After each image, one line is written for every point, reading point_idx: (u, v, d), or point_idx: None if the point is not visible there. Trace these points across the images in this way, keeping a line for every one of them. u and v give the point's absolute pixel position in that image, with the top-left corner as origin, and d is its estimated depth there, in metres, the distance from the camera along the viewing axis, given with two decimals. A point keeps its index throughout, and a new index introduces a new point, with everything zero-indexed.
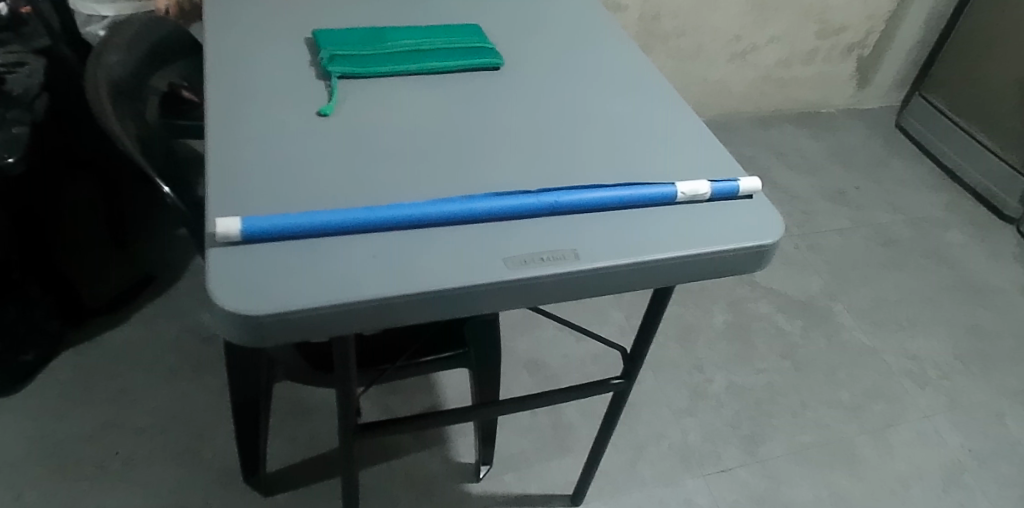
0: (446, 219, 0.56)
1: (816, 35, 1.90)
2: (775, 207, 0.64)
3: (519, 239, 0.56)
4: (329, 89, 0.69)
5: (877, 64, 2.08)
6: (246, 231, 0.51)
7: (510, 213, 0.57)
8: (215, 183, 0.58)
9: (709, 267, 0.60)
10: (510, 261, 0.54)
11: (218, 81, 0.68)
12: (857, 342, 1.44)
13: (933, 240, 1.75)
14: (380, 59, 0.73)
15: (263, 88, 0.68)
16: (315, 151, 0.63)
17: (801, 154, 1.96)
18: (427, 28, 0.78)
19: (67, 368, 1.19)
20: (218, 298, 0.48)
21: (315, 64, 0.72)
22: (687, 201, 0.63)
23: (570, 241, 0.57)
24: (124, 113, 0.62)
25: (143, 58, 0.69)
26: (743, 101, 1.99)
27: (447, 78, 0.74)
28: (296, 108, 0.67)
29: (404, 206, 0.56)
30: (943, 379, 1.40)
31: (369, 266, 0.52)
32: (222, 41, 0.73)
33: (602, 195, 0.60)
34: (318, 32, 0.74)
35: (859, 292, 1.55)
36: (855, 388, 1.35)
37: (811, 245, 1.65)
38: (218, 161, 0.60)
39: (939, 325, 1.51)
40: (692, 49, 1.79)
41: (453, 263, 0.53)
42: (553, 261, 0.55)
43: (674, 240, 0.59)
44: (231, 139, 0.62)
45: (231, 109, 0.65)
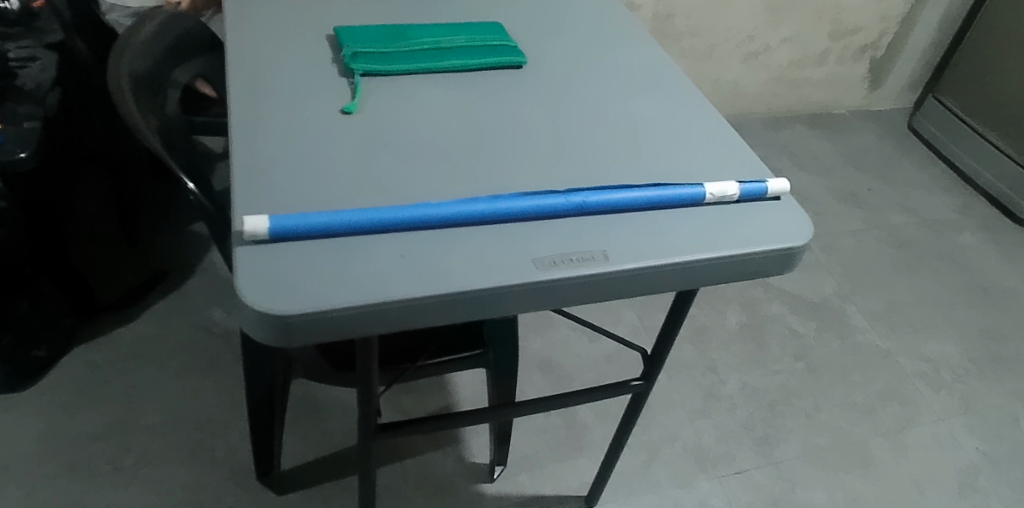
0: (474, 219, 0.55)
1: (829, 36, 1.89)
2: (803, 210, 0.63)
3: (547, 239, 0.56)
4: (352, 87, 0.69)
5: (890, 65, 2.07)
6: (274, 229, 0.50)
7: (538, 213, 0.57)
8: (240, 181, 0.57)
9: (738, 269, 0.59)
10: (539, 262, 0.54)
11: (240, 78, 0.67)
12: (871, 344, 1.43)
13: (947, 242, 1.74)
14: (403, 56, 0.72)
15: (286, 86, 0.68)
16: (339, 149, 0.62)
17: (814, 155, 1.95)
18: (449, 25, 0.77)
19: (79, 364, 1.18)
20: (246, 297, 0.48)
21: (337, 61, 0.72)
22: (715, 202, 0.62)
23: (599, 242, 0.56)
24: (148, 108, 0.61)
25: (165, 53, 0.68)
26: (755, 101, 1.98)
27: (469, 76, 0.73)
28: (319, 106, 0.66)
29: (431, 206, 0.55)
30: (958, 382, 1.39)
31: (397, 266, 0.51)
32: (244, 37, 0.72)
33: (630, 195, 0.59)
34: (339, 29, 0.73)
35: (872, 294, 1.54)
36: (870, 390, 1.34)
37: (824, 247, 1.64)
38: (243, 160, 0.59)
39: (953, 328, 1.50)
40: (705, 49, 1.78)
41: (481, 264, 0.53)
42: (582, 262, 0.54)
43: (703, 242, 0.58)
44: (255, 138, 0.62)
45: (254, 107, 0.65)
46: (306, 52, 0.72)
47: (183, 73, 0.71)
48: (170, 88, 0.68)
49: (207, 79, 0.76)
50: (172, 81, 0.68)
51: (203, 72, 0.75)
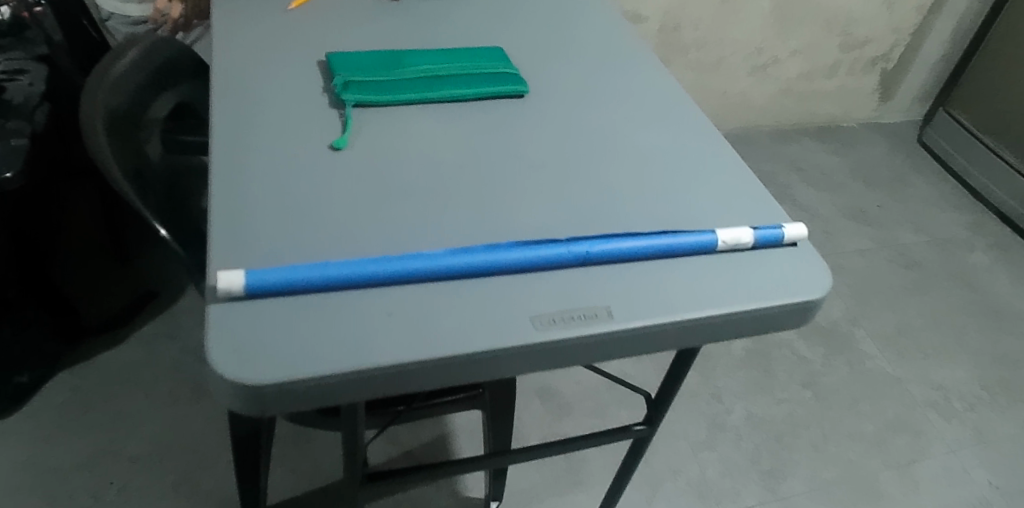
0: (469, 270, 0.51)
1: (839, 48, 1.84)
2: (822, 258, 0.59)
3: (546, 293, 0.52)
4: (343, 119, 0.65)
5: (900, 78, 2.02)
6: (249, 285, 0.47)
7: (536, 263, 0.53)
8: (219, 226, 0.54)
9: (752, 324, 0.55)
10: (537, 321, 0.50)
11: (225, 109, 0.64)
12: (881, 371, 1.39)
13: (958, 262, 1.69)
14: (397, 85, 0.68)
15: (273, 118, 0.64)
16: (327, 188, 0.58)
17: (822, 171, 1.91)
18: (446, 51, 0.73)
19: (63, 390, 1.15)
20: (217, 363, 0.44)
21: (328, 90, 0.68)
22: (727, 250, 0.58)
23: (602, 296, 0.52)
24: (122, 148, 0.57)
25: (144, 84, 0.64)
26: (762, 114, 1.94)
27: (469, 106, 0.70)
28: (307, 140, 0.62)
29: (421, 257, 0.51)
30: (969, 411, 1.35)
31: (382, 326, 0.48)
32: (231, 64, 0.69)
33: (636, 243, 0.55)
34: (331, 55, 0.69)
35: (881, 317, 1.50)
36: (879, 419, 1.30)
37: (832, 267, 1.60)
38: (222, 202, 0.55)
39: (965, 354, 1.46)
40: (713, 61, 1.73)
41: (474, 322, 0.49)
42: (584, 319, 0.50)
43: (714, 296, 0.54)
44: (237, 176, 0.58)
45: (238, 142, 0.61)
46: (296, 80, 0.68)
47: (163, 103, 0.67)
48: (149, 123, 0.64)
49: (189, 108, 0.72)
50: (150, 114, 0.65)
51: (186, 100, 0.71)
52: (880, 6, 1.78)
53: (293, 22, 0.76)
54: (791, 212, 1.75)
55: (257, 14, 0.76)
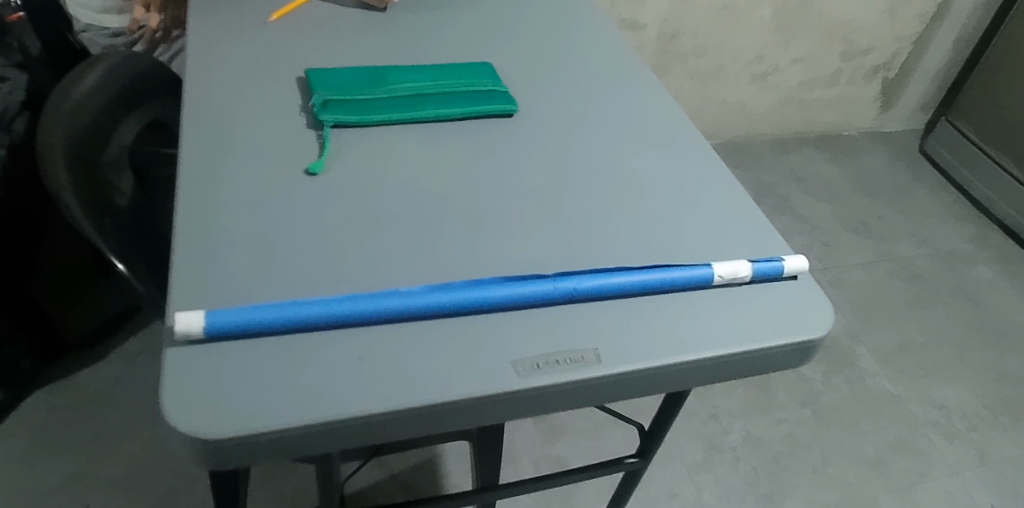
0: (447, 310, 0.48)
1: (840, 57, 1.80)
2: (823, 294, 0.56)
3: (530, 334, 0.49)
4: (321, 141, 0.61)
5: (902, 87, 1.98)
6: (210, 327, 0.44)
7: (520, 302, 0.50)
8: (181, 259, 0.50)
9: (749, 365, 0.52)
10: (519, 366, 0.47)
11: (196, 129, 0.60)
12: (881, 389, 1.36)
13: (960, 276, 1.66)
14: (378, 104, 0.65)
15: (246, 139, 0.61)
16: (302, 217, 0.55)
17: (822, 181, 1.87)
18: (432, 68, 0.70)
19: (40, 410, 1.13)
20: (171, 414, 0.41)
21: (306, 109, 0.65)
22: (724, 284, 0.55)
23: (589, 337, 0.49)
24: (85, 182, 0.55)
25: (113, 105, 0.61)
26: (762, 123, 1.90)
27: (454, 127, 0.66)
28: (281, 163, 0.59)
29: (397, 295, 0.48)
30: (972, 431, 1.32)
31: (352, 372, 0.45)
32: (204, 81, 0.65)
33: (627, 278, 0.52)
34: (310, 72, 0.66)
35: (882, 333, 1.47)
36: (880, 440, 1.27)
37: (833, 281, 1.57)
38: (188, 232, 0.52)
39: (967, 371, 1.43)
40: (712, 69, 1.69)
41: (451, 367, 0.46)
42: (570, 364, 0.47)
43: (709, 337, 0.51)
44: (205, 203, 0.55)
45: (208, 165, 0.58)
46: (272, 98, 0.65)
47: (130, 125, 0.64)
48: (113, 146, 0.61)
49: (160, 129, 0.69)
50: (115, 139, 0.62)
51: (160, 115, 0.68)
52: (882, 13, 1.74)
53: (272, 36, 0.73)
54: (791, 225, 1.72)
55: (233, 27, 0.73)
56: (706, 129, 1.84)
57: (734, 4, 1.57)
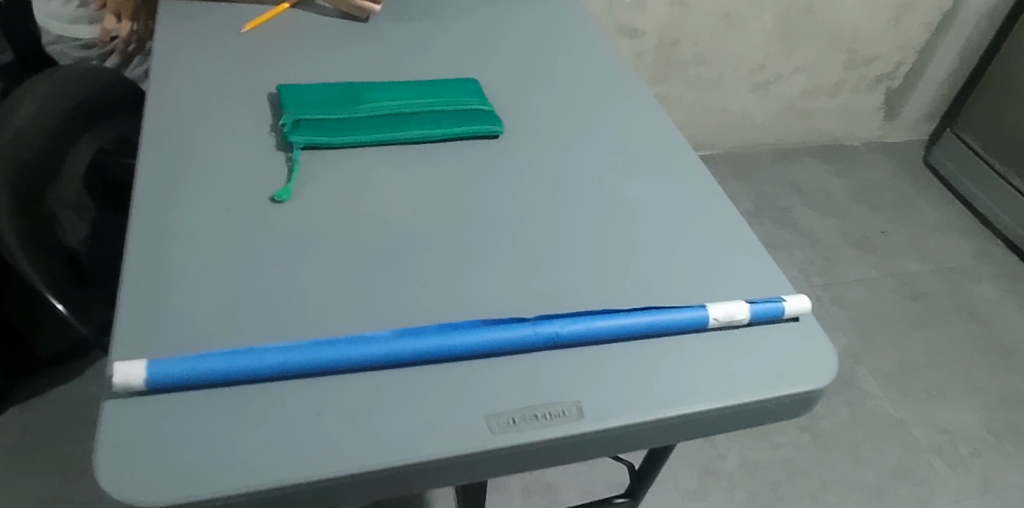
0: (417, 357, 0.44)
1: (844, 66, 1.75)
2: (827, 337, 0.52)
3: (506, 384, 0.45)
4: (290, 164, 0.58)
5: (906, 97, 1.93)
6: (152, 379, 0.40)
7: (496, 348, 0.46)
8: (128, 297, 0.46)
9: (746, 417, 0.48)
10: (493, 421, 0.43)
11: (155, 152, 0.57)
12: (883, 413, 1.32)
13: (964, 294, 1.62)
14: (353, 124, 0.61)
15: (209, 163, 0.57)
16: (265, 248, 0.51)
17: (824, 194, 1.83)
18: (412, 85, 0.66)
19: (14, 428, 1.09)
20: (103, 478, 0.37)
21: (277, 130, 0.61)
22: (720, 327, 0.51)
23: (572, 387, 0.45)
24: (29, 210, 0.57)
25: (59, 128, 0.62)
26: (764, 133, 1.85)
27: (434, 149, 0.62)
28: (246, 190, 0.55)
29: (362, 342, 0.44)
30: (975, 457, 1.28)
31: (307, 430, 0.41)
32: (169, 99, 0.62)
33: (614, 321, 0.48)
34: (282, 88, 0.63)
35: (884, 354, 1.43)
36: (881, 467, 1.23)
37: (834, 298, 1.54)
38: (137, 266, 0.48)
39: (971, 393, 1.39)
40: (713, 78, 1.64)
41: (418, 424, 0.42)
42: (549, 419, 0.43)
43: (702, 387, 0.47)
44: (160, 234, 0.51)
45: (166, 191, 0.54)
46: (240, 118, 0.61)
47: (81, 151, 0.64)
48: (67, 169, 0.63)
49: (127, 142, 0.71)
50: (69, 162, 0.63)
51: (115, 135, 0.69)
52: (886, 23, 1.69)
53: (244, 49, 0.69)
54: (792, 239, 1.68)
55: (203, 40, 0.69)
56: (706, 138, 1.80)
57: (736, 11, 1.51)
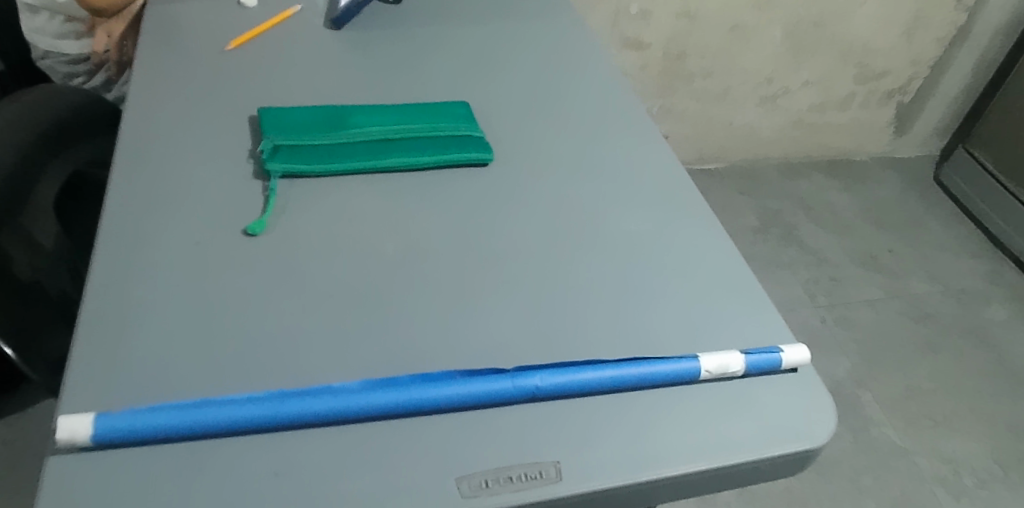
0: (388, 412, 0.42)
1: (854, 80, 1.71)
2: (826, 390, 0.49)
3: (480, 442, 0.42)
4: (266, 194, 0.55)
5: (917, 112, 1.89)
6: (99, 434, 0.38)
7: (471, 401, 0.43)
8: (85, 337, 0.44)
9: (737, 478, 0.45)
10: (464, 483, 0.40)
11: (125, 179, 0.54)
12: (886, 440, 1.29)
13: (973, 317, 1.58)
14: (334, 151, 0.59)
15: (181, 191, 0.55)
16: (234, 285, 0.49)
17: (832, 210, 1.80)
18: (399, 109, 0.64)
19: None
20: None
21: (256, 155, 0.59)
22: (713, 379, 0.48)
23: (551, 445, 0.43)
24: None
25: (39, 144, 0.62)
26: (771, 147, 1.82)
27: (419, 177, 0.60)
28: (219, 221, 0.53)
29: (328, 394, 0.42)
30: (980, 488, 1.25)
31: (264, 491, 0.38)
32: (146, 121, 0.60)
33: (599, 373, 0.46)
34: (264, 111, 0.61)
35: (889, 378, 1.40)
36: (883, 497, 1.21)
37: (839, 319, 1.51)
38: (97, 302, 0.46)
39: (978, 422, 1.35)
40: (719, 91, 1.61)
41: (383, 486, 0.39)
42: (525, 481, 0.41)
43: (690, 447, 0.44)
44: (123, 268, 0.48)
45: (132, 222, 0.52)
46: (217, 143, 0.59)
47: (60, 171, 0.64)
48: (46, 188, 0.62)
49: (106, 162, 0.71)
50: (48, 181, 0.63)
51: (94, 156, 0.69)
52: (898, 36, 1.65)
53: (228, 68, 0.67)
54: (797, 257, 1.65)
55: (187, 59, 0.67)
56: (712, 151, 1.76)
57: (744, 24, 1.48)
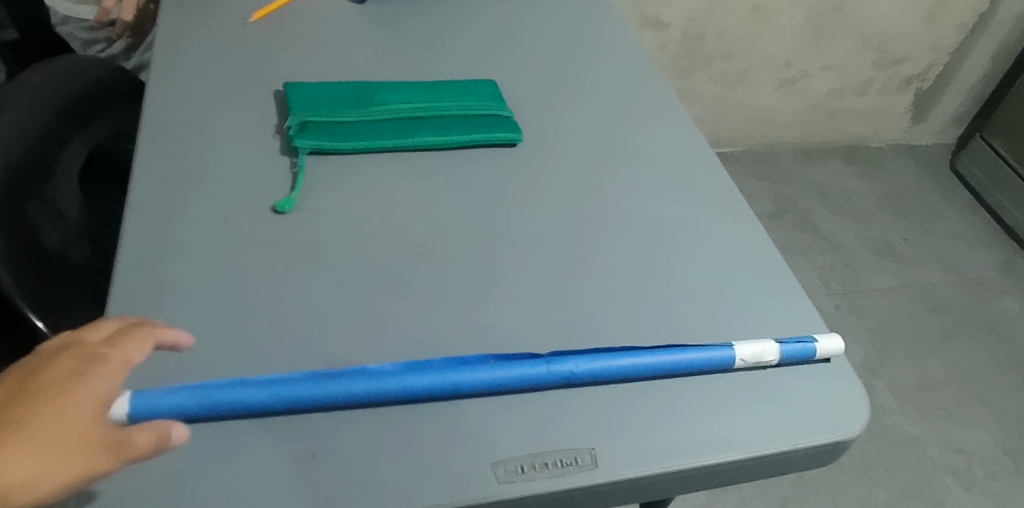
0: (422, 395, 0.42)
1: (873, 65, 1.69)
2: (859, 382, 0.49)
3: (514, 428, 0.42)
4: (294, 171, 0.54)
5: (936, 99, 1.86)
6: (137, 412, 0.38)
7: (505, 387, 0.43)
8: (116, 313, 0.43)
9: (769, 468, 0.45)
10: (499, 468, 0.40)
11: (152, 153, 0.54)
12: (898, 429, 1.29)
13: (987, 308, 1.57)
14: (360, 128, 0.58)
15: (207, 167, 0.54)
16: (261, 265, 0.48)
17: (847, 196, 1.78)
18: (425, 85, 0.63)
19: None
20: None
21: (282, 131, 0.58)
22: (747, 368, 0.48)
23: (586, 432, 0.42)
24: (22, 188, 0.56)
25: (62, 111, 0.62)
26: (788, 131, 1.80)
27: (446, 156, 0.59)
28: (247, 198, 0.52)
29: (362, 376, 0.41)
30: (991, 479, 1.25)
31: (299, 472, 0.38)
32: (170, 94, 0.59)
33: (632, 360, 0.45)
34: (289, 86, 0.60)
35: (902, 367, 1.40)
36: (894, 486, 1.21)
37: (852, 307, 1.50)
38: (126, 277, 0.46)
39: (989, 412, 1.35)
40: (738, 73, 1.58)
41: (418, 471, 0.39)
42: (560, 468, 0.41)
43: (725, 436, 0.44)
44: (152, 242, 0.48)
45: (159, 196, 0.51)
46: (243, 117, 0.58)
47: (81, 142, 0.64)
48: (66, 157, 0.62)
49: (126, 135, 0.71)
50: (69, 150, 0.62)
51: (114, 130, 0.69)
52: (920, 21, 1.62)
53: (251, 41, 0.66)
54: (812, 243, 1.64)
55: (210, 31, 0.66)
56: (727, 134, 1.74)
57: (765, 5, 1.46)
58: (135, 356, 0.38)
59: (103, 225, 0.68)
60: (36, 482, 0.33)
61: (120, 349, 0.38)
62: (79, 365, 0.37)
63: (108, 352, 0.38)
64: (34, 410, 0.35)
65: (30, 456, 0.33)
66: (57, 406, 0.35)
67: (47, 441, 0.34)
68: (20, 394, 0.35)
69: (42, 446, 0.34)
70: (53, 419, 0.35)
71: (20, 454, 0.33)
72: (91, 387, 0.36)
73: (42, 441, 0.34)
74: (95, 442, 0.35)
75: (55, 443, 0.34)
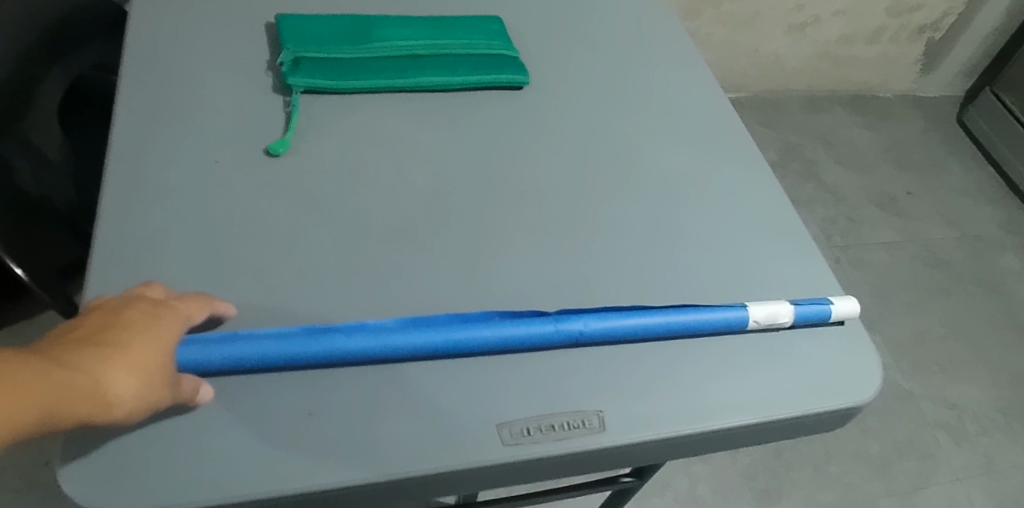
0: (423, 353, 0.40)
1: (886, 12, 1.63)
2: (872, 346, 0.47)
3: (520, 388, 0.40)
4: (288, 110, 0.51)
5: (947, 49, 1.81)
6: None
7: (511, 345, 0.41)
8: (99, 260, 0.41)
9: (780, 432, 0.44)
10: (505, 430, 0.39)
11: (136, 88, 0.51)
12: (893, 383, 1.30)
13: (987, 264, 1.56)
14: (358, 65, 0.54)
15: (195, 103, 0.51)
16: (254, 213, 0.45)
17: (852, 147, 1.75)
18: (427, 20, 0.59)
19: None
20: (66, 479, 0.34)
21: (276, 67, 0.54)
22: (760, 329, 0.46)
23: (594, 393, 0.41)
24: None
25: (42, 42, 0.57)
26: (795, 78, 1.75)
27: (450, 98, 0.56)
28: (239, 138, 0.49)
29: (361, 331, 0.39)
30: (981, 434, 1.26)
31: (296, 430, 0.37)
32: (154, 24, 0.55)
33: (642, 321, 0.43)
34: (282, 18, 0.56)
35: (899, 321, 1.39)
36: (887, 439, 1.22)
37: (852, 260, 1.48)
38: (109, 223, 0.43)
39: (983, 368, 1.35)
40: (748, 15, 1.51)
41: (420, 432, 0.38)
42: (567, 431, 0.39)
43: (738, 400, 0.42)
44: (135, 186, 0.45)
45: (143, 135, 0.48)
46: (233, 51, 0.55)
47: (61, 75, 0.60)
48: (44, 91, 0.58)
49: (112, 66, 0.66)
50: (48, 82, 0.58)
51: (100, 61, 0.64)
52: None
53: None
54: (815, 195, 1.61)
55: None
56: (733, 80, 1.68)
57: None
58: (198, 315, 0.38)
59: (83, 162, 0.65)
60: (130, 399, 0.32)
61: (185, 305, 0.37)
62: (153, 306, 0.36)
63: (176, 304, 0.37)
64: (129, 333, 0.33)
65: (131, 377, 0.32)
66: (150, 336, 0.34)
67: (143, 363, 0.33)
68: (103, 319, 0.33)
69: (141, 372, 0.32)
70: (148, 348, 0.33)
71: (124, 369, 0.32)
72: (170, 329, 0.35)
73: (140, 362, 0.32)
74: (170, 379, 0.34)
75: (147, 366, 0.33)
